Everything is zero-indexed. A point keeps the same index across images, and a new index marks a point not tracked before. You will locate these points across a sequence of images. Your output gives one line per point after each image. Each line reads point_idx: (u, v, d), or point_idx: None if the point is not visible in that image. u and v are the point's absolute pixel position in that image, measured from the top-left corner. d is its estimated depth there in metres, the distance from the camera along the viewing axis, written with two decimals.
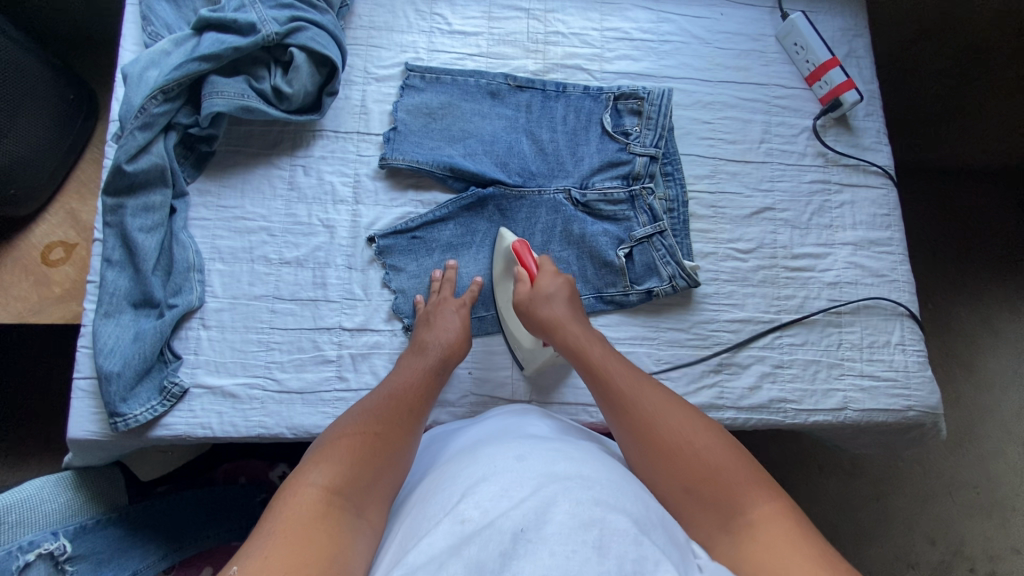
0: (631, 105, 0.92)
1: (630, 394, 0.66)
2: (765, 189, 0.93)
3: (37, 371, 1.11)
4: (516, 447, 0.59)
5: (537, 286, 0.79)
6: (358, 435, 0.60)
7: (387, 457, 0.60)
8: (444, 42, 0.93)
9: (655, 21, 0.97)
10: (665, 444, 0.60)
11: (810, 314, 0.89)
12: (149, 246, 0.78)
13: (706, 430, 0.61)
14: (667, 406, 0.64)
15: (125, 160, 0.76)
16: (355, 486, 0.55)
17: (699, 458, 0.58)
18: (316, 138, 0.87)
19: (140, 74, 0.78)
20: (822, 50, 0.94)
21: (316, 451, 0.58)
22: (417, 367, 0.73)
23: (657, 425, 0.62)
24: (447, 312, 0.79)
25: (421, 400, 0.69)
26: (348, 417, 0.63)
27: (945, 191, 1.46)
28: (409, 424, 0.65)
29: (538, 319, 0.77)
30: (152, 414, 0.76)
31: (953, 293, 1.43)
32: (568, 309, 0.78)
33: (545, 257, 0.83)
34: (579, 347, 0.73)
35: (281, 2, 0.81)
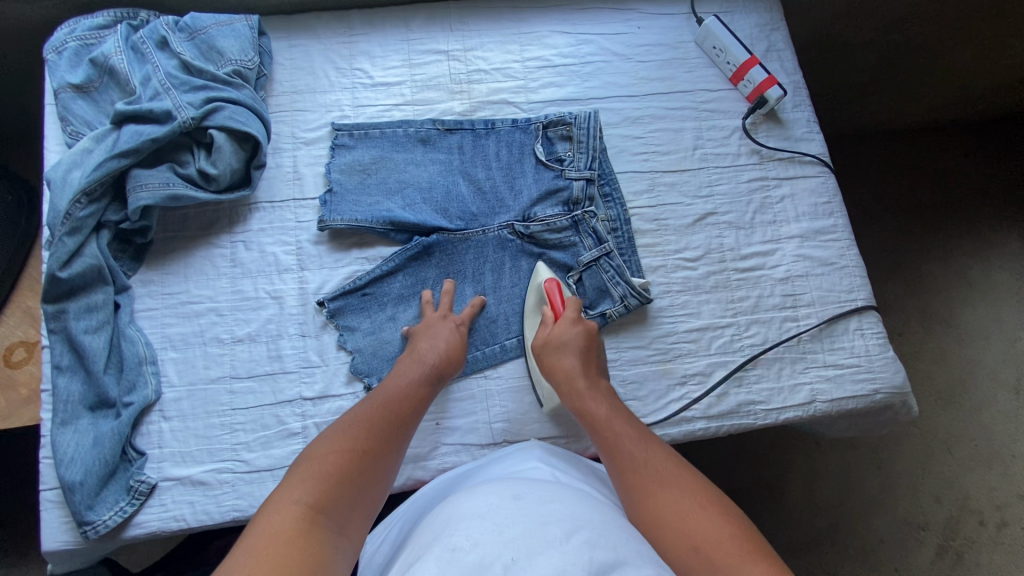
0: (560, 131, 0.93)
1: (641, 458, 0.68)
2: (705, 195, 0.94)
3: (17, 476, 1.11)
4: (513, 486, 0.60)
5: (557, 329, 0.80)
6: (343, 453, 0.63)
7: (370, 477, 0.63)
8: (368, 96, 0.93)
9: (575, 44, 0.98)
10: (662, 507, 0.62)
11: (765, 312, 0.89)
12: (97, 346, 0.78)
13: (718, 504, 0.62)
14: (680, 476, 0.66)
15: (58, 268, 0.75)
16: (338, 504, 0.58)
17: (706, 526, 0.59)
18: (252, 211, 0.87)
19: (62, 177, 0.78)
20: (740, 51, 0.95)
21: (302, 468, 0.61)
22: (407, 380, 0.75)
23: (665, 490, 0.63)
24: (438, 326, 0.81)
25: (409, 414, 0.71)
26: (336, 431, 0.66)
27: (885, 155, 1.50)
28: (395, 440, 0.68)
29: (553, 366, 0.78)
30: (122, 516, 0.75)
31: (920, 253, 1.44)
32: (580, 359, 0.78)
33: (575, 299, 0.83)
34: (586, 404, 0.75)
35: (195, 86, 0.81)
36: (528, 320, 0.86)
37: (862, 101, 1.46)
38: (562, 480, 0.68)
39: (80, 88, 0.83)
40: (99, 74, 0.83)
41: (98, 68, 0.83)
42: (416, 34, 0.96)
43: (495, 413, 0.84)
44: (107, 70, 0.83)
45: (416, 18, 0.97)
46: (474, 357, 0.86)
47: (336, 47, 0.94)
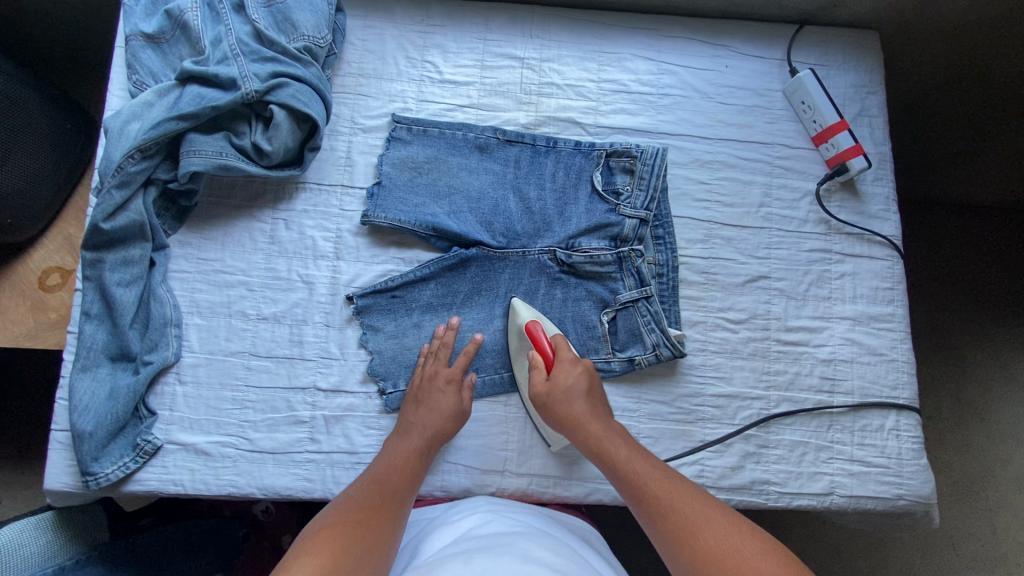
0: (623, 163, 0.88)
1: (665, 499, 0.67)
2: (761, 256, 0.89)
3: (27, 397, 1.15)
4: (465, 551, 0.58)
5: (555, 382, 0.77)
6: (342, 531, 0.62)
7: (374, 548, 0.62)
8: (434, 92, 0.90)
9: (656, 72, 0.93)
10: (709, 555, 0.60)
11: (800, 391, 0.85)
12: (127, 300, 0.78)
13: (756, 539, 0.61)
14: (713, 514, 0.65)
15: (102, 219, 0.76)
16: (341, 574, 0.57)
17: (750, 567, 0.58)
18: (299, 191, 0.86)
19: (120, 127, 0.78)
20: (830, 112, 0.89)
21: (299, 547, 0.60)
22: (400, 452, 0.74)
23: (691, 530, 0.63)
24: (435, 393, 0.78)
25: (403, 483, 0.71)
26: (332, 517, 0.65)
27: (955, 227, 1.40)
28: (390, 509, 0.67)
29: (563, 415, 0.76)
30: (124, 471, 0.76)
31: (972, 338, 1.36)
32: (588, 404, 0.76)
33: (561, 337, 0.81)
34: (605, 445, 0.73)
35: (264, 56, 0.79)
36: (517, 366, 0.83)
37: (943, 172, 1.34)
38: (522, 527, 0.67)
39: (151, 38, 0.82)
40: (172, 26, 0.82)
41: (171, 20, 0.82)
42: (494, 34, 0.92)
43: (501, 441, 0.82)
44: (181, 24, 0.82)
45: (496, 17, 0.93)
46: (490, 380, 0.84)
47: (410, 34, 0.91)
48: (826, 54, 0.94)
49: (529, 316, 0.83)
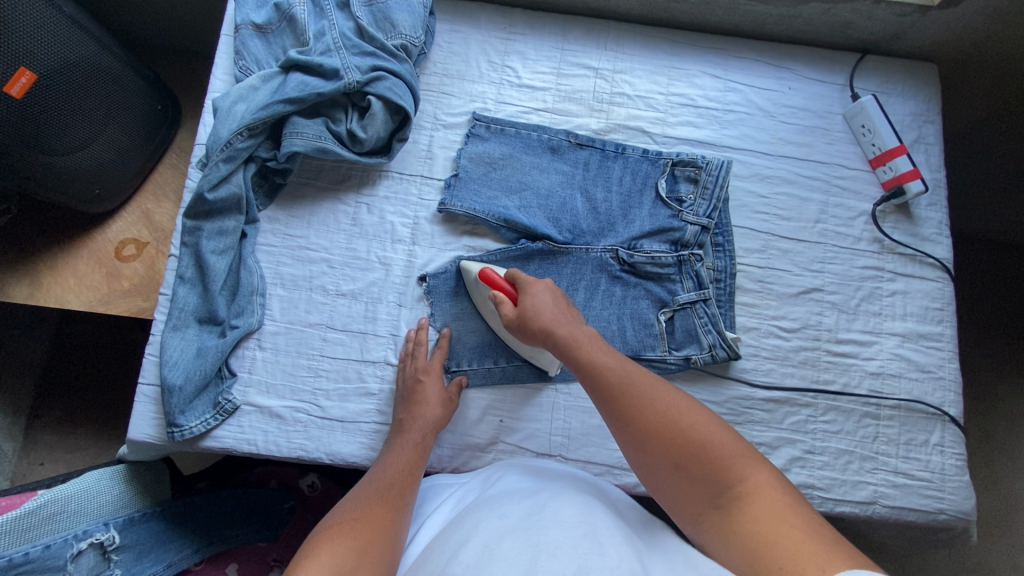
0: (688, 172, 0.93)
1: (620, 381, 0.68)
2: (815, 270, 0.92)
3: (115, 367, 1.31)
4: (502, 506, 0.67)
5: (522, 306, 0.77)
6: (347, 528, 0.61)
7: (384, 545, 0.60)
8: (512, 94, 0.96)
9: (722, 89, 0.98)
10: (653, 427, 0.63)
11: (848, 401, 0.88)
12: (219, 267, 0.84)
13: (702, 415, 0.64)
14: (658, 390, 0.67)
15: (207, 189, 0.81)
16: (349, 573, 0.55)
17: (690, 438, 0.61)
18: (382, 177, 0.91)
19: (229, 107, 0.84)
20: (890, 136, 0.93)
21: (312, 541, 0.59)
22: (398, 455, 0.75)
23: (643, 404, 0.65)
24: (424, 386, 0.81)
25: (403, 479, 0.71)
26: (334, 518, 0.64)
27: (1004, 265, 1.37)
28: (399, 501, 0.68)
29: (526, 327, 0.76)
30: (205, 427, 0.81)
31: (1007, 370, 1.32)
32: (551, 302, 0.77)
33: (516, 270, 0.81)
34: (567, 338, 0.74)
35: (364, 51, 0.86)
36: (478, 300, 0.86)
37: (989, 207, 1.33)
38: (556, 481, 0.74)
39: (259, 28, 0.89)
40: (279, 18, 0.89)
41: (280, 13, 0.89)
42: (571, 45, 0.98)
43: (557, 426, 0.85)
44: (288, 17, 0.88)
45: (574, 29, 0.98)
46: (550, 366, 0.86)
47: (493, 41, 0.97)
48: (886, 83, 0.99)
49: (480, 268, 0.85)
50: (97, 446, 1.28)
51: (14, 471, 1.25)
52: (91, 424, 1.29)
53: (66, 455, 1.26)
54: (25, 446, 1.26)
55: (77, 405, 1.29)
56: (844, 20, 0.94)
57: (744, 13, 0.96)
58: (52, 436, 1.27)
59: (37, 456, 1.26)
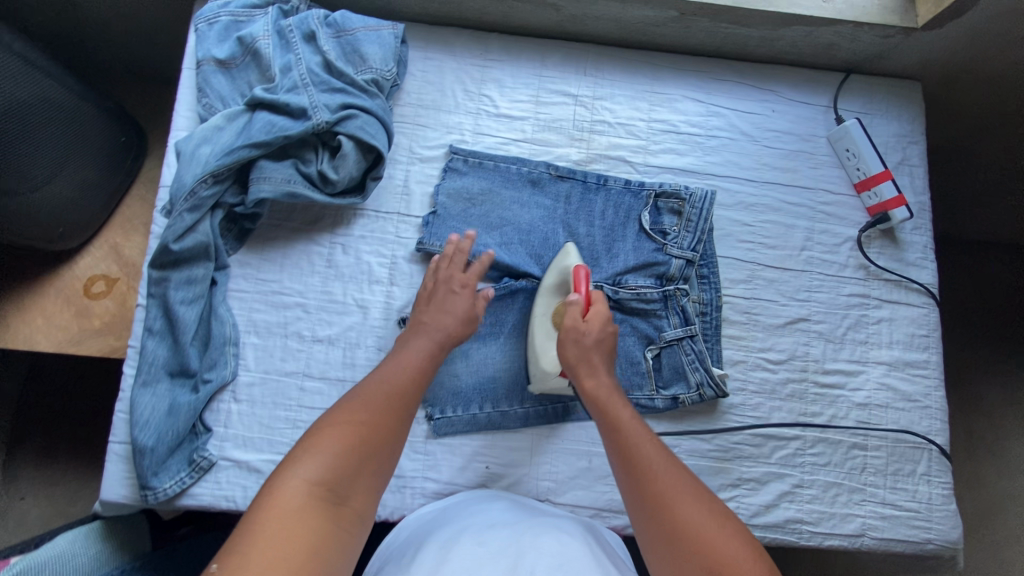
0: (671, 204, 0.91)
1: (655, 464, 0.67)
2: (801, 299, 0.91)
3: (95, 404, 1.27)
4: (482, 534, 0.66)
5: (587, 326, 0.79)
6: (348, 424, 0.65)
7: (370, 461, 0.64)
8: (489, 125, 0.93)
9: (704, 114, 0.95)
10: (673, 520, 0.61)
11: (835, 433, 0.87)
12: (189, 318, 0.80)
13: (730, 524, 0.60)
14: (692, 488, 0.64)
15: (172, 240, 0.78)
16: (342, 479, 0.61)
17: (712, 541, 0.58)
18: (357, 216, 0.88)
19: (192, 150, 0.80)
20: (875, 162, 0.91)
21: (307, 440, 0.63)
22: (405, 355, 0.76)
23: (670, 496, 0.63)
24: (452, 297, 0.81)
25: (407, 386, 0.72)
26: (339, 406, 0.68)
27: (988, 265, 1.37)
28: (398, 413, 0.69)
29: (578, 354, 0.78)
30: (180, 486, 0.78)
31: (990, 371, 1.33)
32: (600, 359, 0.78)
33: (602, 294, 0.82)
34: (608, 407, 0.74)
35: (333, 87, 0.82)
36: (540, 300, 0.85)
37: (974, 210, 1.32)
38: (538, 514, 0.73)
39: (222, 63, 0.85)
40: (243, 52, 0.84)
41: (243, 47, 0.84)
42: (549, 71, 0.95)
43: (544, 470, 0.83)
44: (252, 51, 0.84)
45: (552, 54, 0.95)
46: (536, 410, 0.85)
47: (468, 68, 0.94)
48: (871, 103, 0.97)
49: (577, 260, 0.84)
50: (80, 478, 1.25)
51: None
52: (72, 457, 1.26)
53: (50, 488, 1.24)
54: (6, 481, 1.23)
55: (57, 440, 1.25)
56: (827, 42, 0.92)
57: (725, 36, 0.93)
58: (32, 469, 1.24)
59: (17, 491, 1.23)
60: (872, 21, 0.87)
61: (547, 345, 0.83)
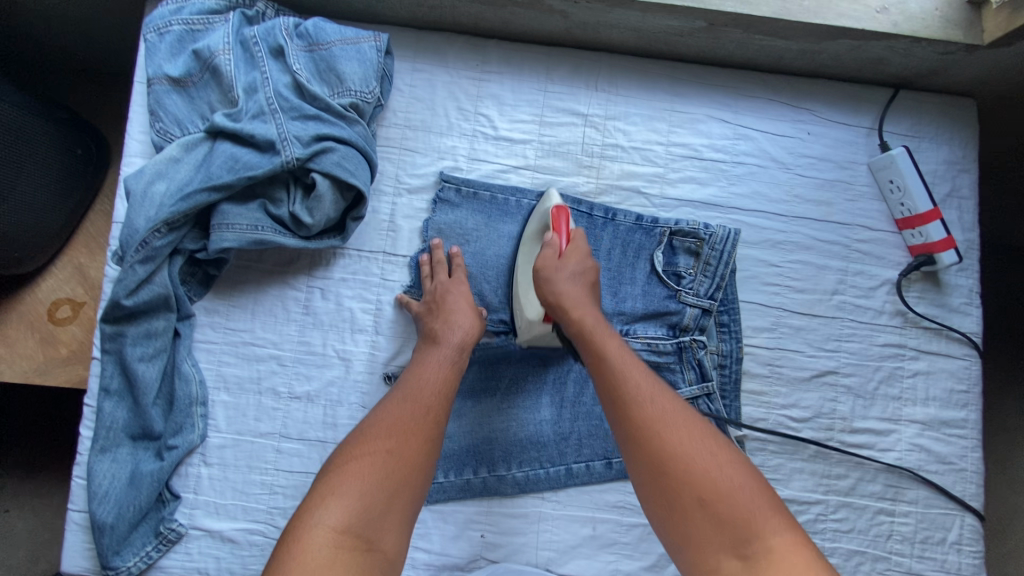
0: (688, 243, 0.81)
1: (646, 394, 0.63)
2: (830, 349, 0.82)
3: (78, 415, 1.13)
4: None
5: (562, 265, 0.72)
6: (372, 455, 0.58)
7: (403, 488, 0.58)
8: (487, 149, 0.82)
9: (731, 137, 0.84)
10: (671, 455, 0.59)
11: (861, 498, 0.80)
12: (150, 376, 0.72)
13: (725, 448, 0.60)
14: (689, 416, 0.62)
15: (124, 295, 0.69)
16: (372, 521, 0.55)
17: (713, 475, 0.58)
18: (337, 256, 0.78)
19: (144, 188, 0.70)
20: (922, 198, 0.81)
21: (326, 480, 0.57)
22: (431, 367, 0.68)
23: (666, 431, 0.60)
24: (454, 296, 0.73)
25: (435, 401, 0.64)
26: (360, 433, 0.61)
27: None
28: (428, 431, 0.62)
29: (560, 295, 0.71)
30: (147, 562, 0.71)
31: None
32: (583, 290, 0.72)
33: (580, 231, 0.76)
34: (593, 337, 0.68)
35: (305, 114, 0.70)
36: (524, 246, 0.78)
37: None
38: None
39: (176, 82, 0.73)
40: (200, 69, 0.73)
41: (200, 62, 0.72)
42: (555, 86, 0.83)
43: (545, 539, 0.76)
44: (210, 68, 0.72)
45: (559, 66, 0.83)
46: (536, 475, 0.78)
47: (463, 82, 0.82)
48: (919, 125, 0.85)
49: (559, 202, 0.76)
50: (61, 493, 1.12)
51: None
52: (56, 466, 1.13)
53: (33, 500, 1.11)
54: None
55: (38, 450, 1.12)
56: (876, 56, 0.80)
57: (758, 47, 0.81)
58: (12, 482, 1.12)
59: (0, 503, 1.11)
60: (932, 36, 0.75)
61: (527, 294, 0.76)
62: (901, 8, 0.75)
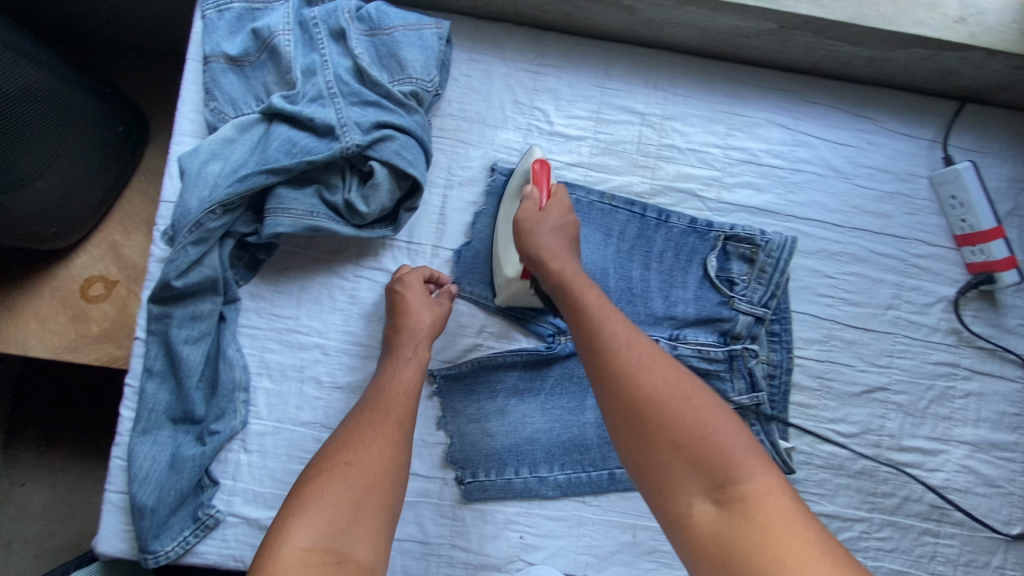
0: (743, 249, 0.79)
1: (620, 339, 0.59)
2: (882, 365, 0.81)
3: (100, 393, 1.12)
4: None
5: (543, 214, 0.68)
6: (333, 469, 0.57)
7: (375, 493, 0.57)
8: (541, 144, 0.80)
9: (790, 143, 0.82)
10: (643, 400, 0.54)
11: (906, 518, 0.79)
12: (195, 359, 0.71)
13: (699, 390, 0.56)
14: (664, 361, 0.57)
15: (174, 276, 0.68)
16: (343, 533, 0.53)
17: (687, 419, 0.53)
18: (387, 247, 0.77)
19: (198, 168, 0.68)
20: (985, 214, 0.79)
21: (293, 502, 0.56)
22: (391, 374, 0.67)
23: (638, 377, 0.55)
24: (405, 298, 0.71)
25: (397, 403, 0.64)
26: (324, 451, 0.60)
27: None
28: (390, 432, 0.61)
29: (535, 243, 0.66)
30: (185, 547, 0.70)
31: None
32: (563, 240, 0.67)
33: (563, 187, 0.71)
34: (572, 285, 0.63)
35: (366, 100, 0.69)
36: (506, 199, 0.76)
37: None
38: None
39: (234, 61, 0.72)
40: (258, 49, 0.71)
41: (259, 41, 0.71)
42: (614, 83, 0.81)
43: (584, 544, 0.75)
44: (269, 47, 0.70)
45: (618, 63, 0.82)
46: (578, 478, 0.76)
47: (520, 75, 0.81)
48: (983, 140, 0.83)
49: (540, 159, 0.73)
50: (78, 470, 1.11)
51: None
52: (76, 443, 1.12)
53: (49, 475, 1.10)
54: (3, 464, 1.09)
55: (58, 426, 1.11)
56: (946, 67, 0.78)
57: (826, 53, 0.79)
58: (30, 456, 1.10)
59: (17, 476, 1.10)
60: (1009, 49, 0.73)
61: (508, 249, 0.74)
62: (979, 19, 0.73)
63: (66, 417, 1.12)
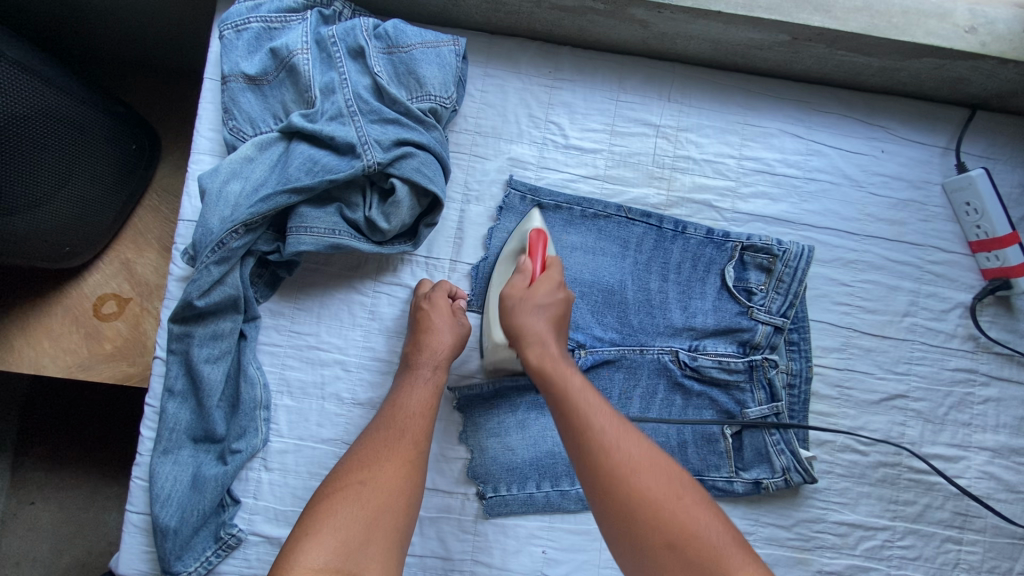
0: (760, 259, 0.79)
1: (608, 437, 0.59)
2: (900, 371, 0.81)
3: (111, 409, 1.12)
4: None
5: (528, 292, 0.68)
6: (347, 490, 0.58)
7: (386, 514, 0.58)
8: (557, 158, 0.81)
9: (804, 152, 0.82)
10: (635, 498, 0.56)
11: (928, 525, 0.78)
12: (215, 379, 0.70)
13: (686, 487, 0.57)
14: (651, 457, 0.59)
15: (197, 296, 0.68)
16: (357, 554, 0.54)
17: (676, 517, 0.55)
18: (406, 262, 0.77)
19: (219, 188, 0.68)
20: (1000, 220, 0.79)
21: (307, 520, 0.56)
22: (407, 392, 0.68)
23: (628, 479, 0.57)
24: (428, 315, 0.71)
25: (411, 423, 0.65)
26: (338, 469, 0.61)
27: None
28: (404, 454, 0.62)
29: (521, 326, 0.67)
30: (207, 567, 0.70)
31: None
32: (550, 323, 0.67)
33: (557, 260, 0.72)
34: (557, 373, 0.64)
35: (385, 117, 0.69)
36: (501, 265, 0.75)
37: None
38: None
39: (253, 80, 0.72)
40: (277, 67, 0.71)
41: (278, 60, 0.71)
42: (628, 96, 0.82)
43: (607, 556, 0.75)
44: (287, 66, 0.71)
45: (631, 76, 0.82)
46: None
47: (535, 89, 0.81)
48: (994, 147, 0.84)
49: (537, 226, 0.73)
50: (89, 487, 1.10)
51: (3, 512, 1.08)
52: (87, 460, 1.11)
53: (60, 493, 1.09)
54: (14, 482, 1.09)
55: (70, 444, 1.11)
56: (958, 76, 0.79)
57: (838, 63, 0.80)
58: (41, 474, 1.10)
59: (27, 494, 1.09)
60: (1020, 58, 0.74)
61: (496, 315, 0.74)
62: (990, 28, 0.74)
63: (77, 434, 1.11)
